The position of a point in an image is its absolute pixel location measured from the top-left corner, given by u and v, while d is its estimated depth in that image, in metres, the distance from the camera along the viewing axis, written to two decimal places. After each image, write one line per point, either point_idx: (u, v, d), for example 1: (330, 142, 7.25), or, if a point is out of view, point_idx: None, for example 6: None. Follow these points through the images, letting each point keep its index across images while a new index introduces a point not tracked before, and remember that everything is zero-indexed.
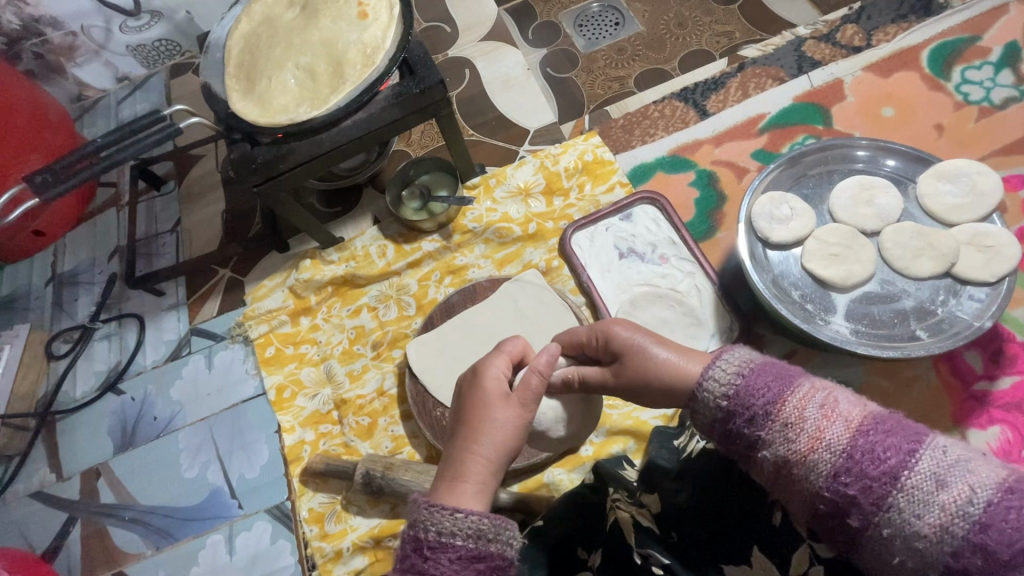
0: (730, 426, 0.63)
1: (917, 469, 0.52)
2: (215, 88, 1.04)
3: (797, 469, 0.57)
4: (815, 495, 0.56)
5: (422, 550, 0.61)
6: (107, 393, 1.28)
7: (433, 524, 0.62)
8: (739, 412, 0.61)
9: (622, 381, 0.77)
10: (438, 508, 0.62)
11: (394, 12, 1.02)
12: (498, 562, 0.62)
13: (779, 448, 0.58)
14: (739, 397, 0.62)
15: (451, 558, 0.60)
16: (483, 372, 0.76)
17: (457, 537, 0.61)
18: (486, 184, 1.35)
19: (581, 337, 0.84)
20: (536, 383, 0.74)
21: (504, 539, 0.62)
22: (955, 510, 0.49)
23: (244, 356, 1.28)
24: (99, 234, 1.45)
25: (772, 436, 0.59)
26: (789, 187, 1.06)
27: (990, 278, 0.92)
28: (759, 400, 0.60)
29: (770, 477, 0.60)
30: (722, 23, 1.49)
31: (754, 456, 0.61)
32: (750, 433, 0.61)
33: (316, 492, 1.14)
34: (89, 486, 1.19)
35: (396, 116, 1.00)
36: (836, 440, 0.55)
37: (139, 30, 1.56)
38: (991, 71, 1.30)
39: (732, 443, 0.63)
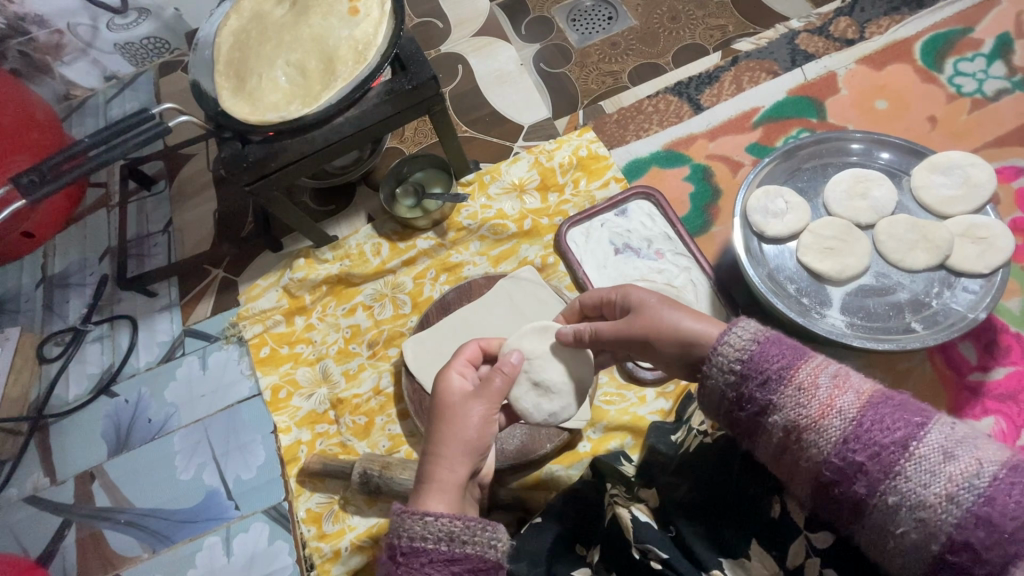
0: (739, 392, 0.62)
1: (926, 440, 0.52)
2: (204, 86, 1.02)
3: (807, 433, 0.57)
4: (822, 462, 0.56)
5: (395, 556, 0.62)
6: (100, 397, 1.27)
7: (406, 531, 0.63)
8: (753, 376, 0.61)
9: (637, 333, 0.76)
10: (410, 514, 0.63)
11: (385, 7, 1.01)
12: (477, 564, 0.62)
13: (790, 413, 0.58)
14: (753, 362, 0.61)
15: (424, 561, 0.61)
16: (442, 378, 0.75)
17: (430, 541, 0.62)
18: (480, 180, 1.34)
19: (602, 294, 0.84)
20: (498, 383, 0.74)
21: (483, 540, 0.62)
22: (962, 481, 0.50)
23: (239, 356, 1.27)
24: (89, 235, 1.44)
25: (782, 401, 0.59)
26: (784, 181, 1.06)
27: (984, 270, 0.92)
28: (773, 364, 0.60)
29: (776, 446, 0.59)
30: (716, 16, 1.48)
31: (761, 423, 0.61)
32: (761, 399, 0.60)
33: (313, 492, 1.13)
34: (84, 490, 1.18)
35: (387, 113, 0.99)
36: (847, 408, 0.56)
37: (127, 27, 1.55)
38: (983, 63, 1.30)
39: (740, 411, 0.62)
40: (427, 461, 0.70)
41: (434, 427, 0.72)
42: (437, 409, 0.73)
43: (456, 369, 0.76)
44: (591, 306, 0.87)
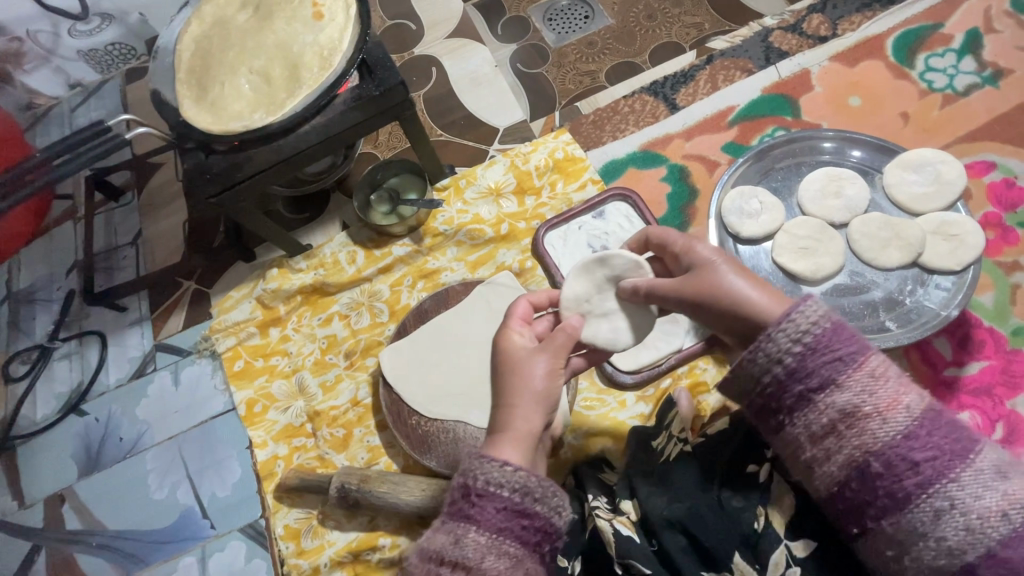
0: (801, 366, 0.60)
1: (981, 456, 0.56)
2: (165, 95, 0.99)
3: (868, 420, 0.58)
4: (877, 452, 0.57)
5: (469, 496, 0.64)
6: (70, 415, 1.23)
7: (483, 474, 0.64)
8: (821, 353, 0.60)
9: (688, 294, 0.74)
10: (489, 460, 0.65)
11: (350, 11, 0.98)
12: (543, 524, 0.65)
13: (855, 397, 0.58)
14: (822, 340, 0.60)
15: (497, 507, 0.63)
16: (503, 339, 0.79)
17: (506, 489, 0.64)
18: (456, 185, 1.32)
19: (669, 240, 0.80)
20: (562, 338, 0.77)
21: (551, 503, 0.65)
22: (1013, 499, 0.53)
23: (213, 370, 1.24)
24: (56, 249, 1.39)
25: (848, 383, 0.59)
26: (758, 181, 1.05)
27: (956, 267, 0.93)
28: (842, 348, 0.60)
29: (825, 426, 0.59)
30: (692, 14, 1.47)
31: (813, 402, 0.60)
32: (825, 376, 0.59)
33: (291, 508, 1.11)
34: (54, 513, 1.15)
35: (355, 120, 0.96)
36: (913, 409, 0.58)
37: (90, 33, 1.50)
38: (953, 58, 1.30)
39: (792, 387, 0.61)
40: (502, 412, 0.73)
41: (503, 381, 0.75)
42: (503, 365, 0.76)
43: (515, 328, 0.80)
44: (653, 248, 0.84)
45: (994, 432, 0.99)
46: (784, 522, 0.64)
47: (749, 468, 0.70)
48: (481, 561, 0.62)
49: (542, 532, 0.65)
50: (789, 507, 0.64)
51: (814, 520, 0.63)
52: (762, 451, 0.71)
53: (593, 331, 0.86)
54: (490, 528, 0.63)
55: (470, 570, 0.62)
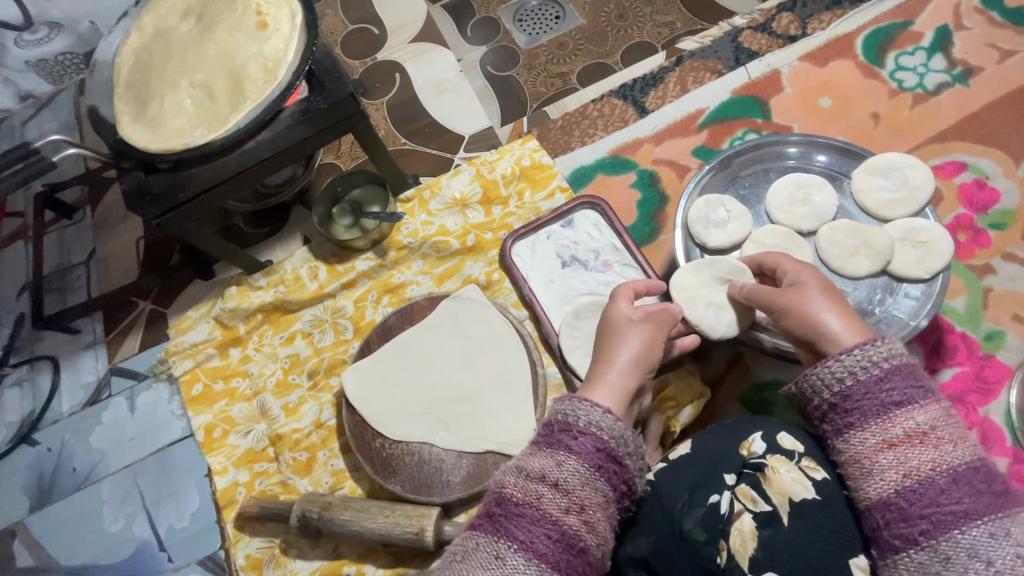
0: (882, 380, 0.62)
1: None
2: (103, 111, 0.94)
3: (937, 440, 0.58)
4: (942, 470, 0.57)
5: (570, 430, 0.65)
6: (21, 446, 1.18)
7: (585, 414, 0.66)
8: (903, 373, 0.62)
9: (780, 302, 0.76)
10: (591, 403, 0.67)
11: (296, 20, 0.94)
12: (629, 480, 0.65)
13: (932, 419, 0.60)
14: (904, 363, 0.63)
15: (596, 447, 0.64)
16: (611, 307, 0.83)
17: (606, 431, 0.65)
18: (420, 196, 1.28)
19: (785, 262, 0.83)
20: (669, 317, 0.82)
21: (639, 457, 0.67)
22: None
23: (170, 395, 1.19)
24: (5, 270, 1.33)
25: (926, 405, 0.60)
26: (724, 189, 1.03)
27: (924, 275, 0.91)
28: (919, 377, 0.62)
29: (898, 439, 0.60)
30: (663, 13, 1.44)
31: (890, 413, 0.61)
32: (901, 394, 0.61)
33: (252, 537, 1.07)
34: (4, 549, 1.10)
35: (304, 134, 0.92)
36: (976, 447, 0.59)
37: (37, 43, 1.44)
38: (924, 56, 1.28)
39: (870, 399, 0.62)
40: (598, 369, 0.76)
41: (607, 343, 0.79)
42: (608, 330, 0.80)
43: (622, 299, 0.84)
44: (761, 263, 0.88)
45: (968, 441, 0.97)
46: (748, 556, 0.63)
47: (712, 498, 0.68)
48: (578, 489, 0.61)
49: (629, 482, 0.66)
50: (752, 539, 0.64)
51: (777, 554, 0.63)
52: (723, 480, 0.69)
53: (698, 316, 0.91)
54: (590, 462, 0.63)
55: (568, 494, 0.61)
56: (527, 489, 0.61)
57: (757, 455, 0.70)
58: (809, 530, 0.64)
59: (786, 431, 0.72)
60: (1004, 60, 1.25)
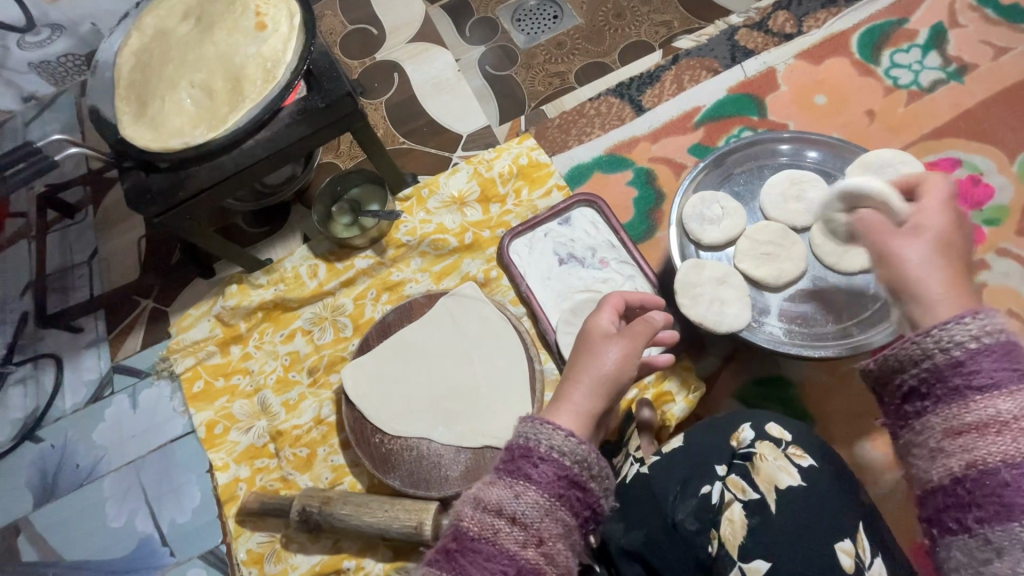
0: (959, 363, 0.53)
1: None
2: (104, 111, 0.95)
3: (1018, 431, 0.49)
4: (1015, 461, 0.48)
5: (531, 456, 0.61)
6: (25, 442, 1.19)
7: (547, 438, 0.62)
8: (991, 355, 0.52)
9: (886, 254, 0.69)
10: (553, 425, 0.63)
11: (294, 21, 0.95)
12: (593, 501, 0.63)
13: (1014, 411, 0.50)
14: (997, 344, 0.52)
15: (559, 472, 0.61)
16: (591, 319, 0.77)
17: (569, 457, 0.62)
18: (418, 195, 1.29)
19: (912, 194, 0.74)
20: (645, 329, 0.74)
21: (602, 479, 0.65)
22: None
23: (172, 392, 1.20)
24: (9, 270, 1.35)
25: (1016, 391, 0.50)
26: (718, 186, 1.04)
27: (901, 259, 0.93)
28: (1021, 363, 0.51)
29: (960, 428, 0.52)
30: (661, 12, 1.45)
31: (969, 399, 0.51)
32: (987, 376, 0.51)
33: (253, 532, 1.08)
34: (9, 544, 1.12)
35: (302, 134, 0.93)
36: None
37: (40, 45, 1.45)
38: (919, 54, 1.29)
39: (937, 380, 0.54)
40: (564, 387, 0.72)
41: (576, 360, 0.74)
42: (581, 345, 0.75)
43: (603, 311, 0.78)
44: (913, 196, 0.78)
45: None
46: (737, 544, 0.64)
47: (704, 488, 0.70)
48: (538, 522, 0.58)
49: (591, 507, 0.63)
50: (742, 527, 0.65)
51: (769, 543, 0.63)
52: (714, 471, 0.71)
53: (699, 313, 0.93)
54: (551, 491, 0.59)
55: (527, 526, 0.58)
56: (484, 523, 0.58)
57: (746, 444, 0.71)
58: (799, 518, 0.63)
59: (773, 420, 0.73)
60: (999, 57, 1.26)
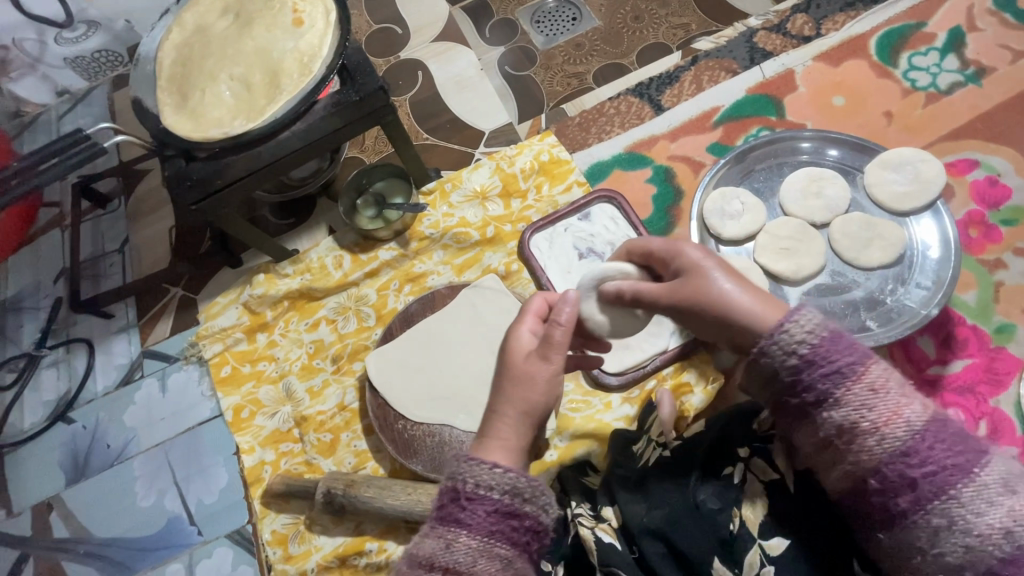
0: (798, 379, 0.62)
1: (988, 472, 0.55)
2: (146, 102, 0.99)
3: (865, 436, 0.59)
4: (872, 467, 0.59)
5: (459, 499, 0.62)
6: (57, 423, 1.23)
7: (473, 477, 0.62)
8: (817, 364, 0.61)
9: (678, 300, 0.71)
10: (477, 461, 0.63)
11: (330, 18, 0.99)
12: (533, 523, 0.63)
13: (850, 412, 0.60)
14: (819, 351, 0.61)
15: (488, 510, 0.61)
16: (511, 335, 0.73)
17: (495, 492, 0.61)
18: (441, 189, 1.32)
19: (655, 246, 0.77)
20: (560, 336, 0.68)
21: (540, 501, 0.63)
22: (1019, 516, 0.53)
23: (200, 377, 1.24)
24: (43, 257, 1.39)
25: (843, 394, 0.60)
26: (739, 182, 1.06)
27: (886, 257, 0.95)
28: (840, 359, 0.60)
29: (820, 441, 0.63)
30: (679, 15, 1.48)
31: (813, 413, 0.62)
32: (822, 390, 0.61)
33: (278, 513, 1.11)
34: (41, 521, 1.15)
35: (335, 126, 0.96)
36: (914, 419, 0.58)
37: (76, 41, 1.49)
38: (936, 57, 1.31)
39: (790, 399, 0.64)
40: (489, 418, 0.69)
41: (500, 386, 0.71)
42: (505, 366, 0.71)
43: (524, 324, 0.74)
44: (639, 257, 0.80)
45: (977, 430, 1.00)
46: (758, 522, 0.66)
47: (726, 471, 0.72)
48: (471, 566, 0.59)
49: (534, 529, 0.63)
50: (764, 508, 0.67)
51: (792, 521, 0.66)
52: (736, 452, 0.73)
53: None
54: (481, 532, 0.60)
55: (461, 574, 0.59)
56: None
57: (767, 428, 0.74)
58: (822, 505, 0.67)
59: None
60: (1017, 61, 1.27)
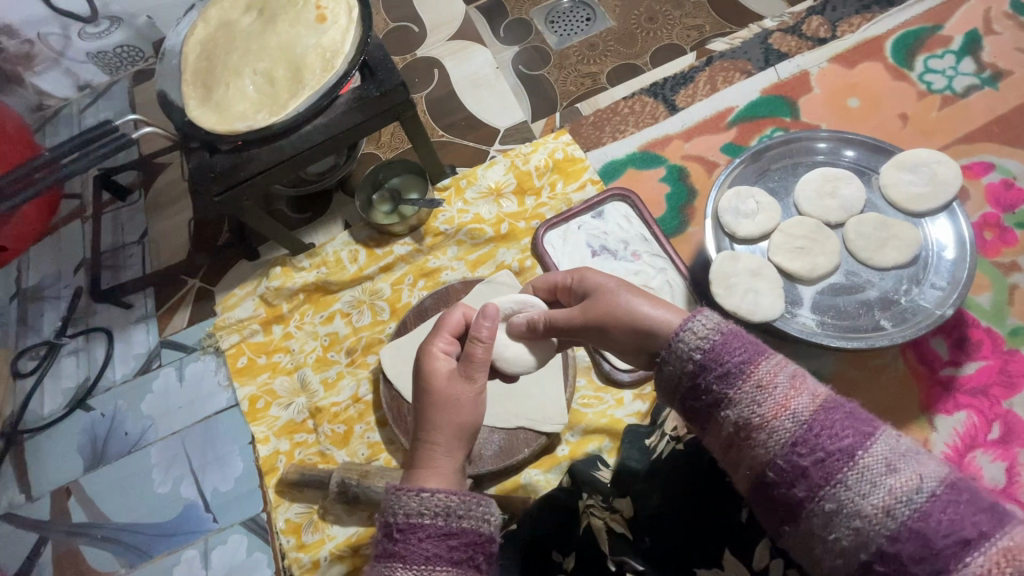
0: (696, 382, 0.61)
1: (872, 451, 0.52)
2: (171, 95, 1.01)
3: (759, 430, 0.56)
4: (767, 462, 0.56)
5: (392, 534, 0.61)
6: (76, 410, 1.25)
7: (402, 508, 0.61)
8: (711, 368, 0.60)
9: (588, 318, 0.76)
10: (404, 491, 0.62)
11: (353, 15, 1.00)
12: (473, 538, 0.61)
13: (744, 410, 0.58)
14: (714, 353, 0.60)
15: (422, 537, 0.60)
16: (425, 356, 0.75)
17: (426, 516, 0.60)
18: (456, 185, 1.33)
19: (557, 280, 0.84)
20: (481, 353, 0.72)
21: (478, 514, 0.61)
22: (901, 496, 0.49)
23: (216, 367, 1.26)
24: (64, 248, 1.41)
25: (737, 390, 0.58)
26: (754, 181, 1.07)
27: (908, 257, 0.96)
28: (733, 357, 0.59)
29: (725, 440, 0.60)
30: (693, 16, 1.48)
31: (715, 412, 0.60)
32: (717, 391, 0.60)
33: (292, 502, 1.13)
34: (60, 505, 1.17)
35: (356, 120, 0.98)
36: (801, 410, 0.55)
37: (99, 36, 1.52)
38: (953, 60, 1.31)
39: (696, 400, 0.62)
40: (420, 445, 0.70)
41: (425, 412, 0.71)
42: (426, 390, 0.72)
43: (439, 347, 0.75)
44: (547, 292, 0.87)
45: (990, 432, 1.00)
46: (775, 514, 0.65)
47: None
48: None
49: (475, 546, 0.61)
50: None
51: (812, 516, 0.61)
52: None
53: (735, 303, 0.95)
54: (418, 561, 0.58)
55: None
56: None
57: None
58: None
59: None
60: None
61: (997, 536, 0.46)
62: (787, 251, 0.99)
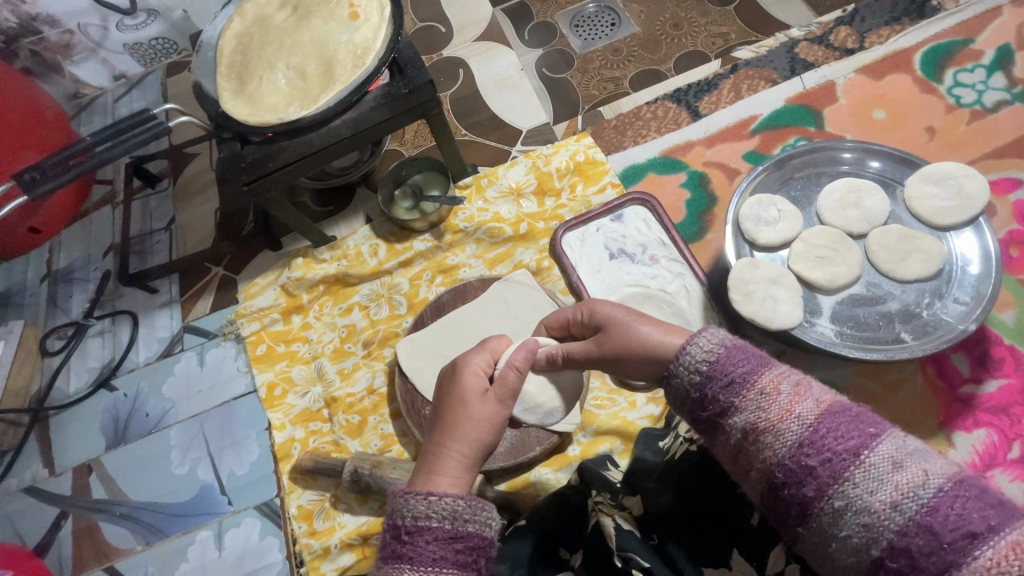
0: (703, 392, 0.63)
1: (878, 450, 0.52)
2: (205, 86, 1.04)
3: (766, 436, 0.57)
4: (775, 464, 0.56)
5: (400, 536, 0.61)
6: (100, 390, 1.28)
7: (410, 510, 0.62)
8: (717, 378, 0.62)
9: (604, 350, 0.76)
10: (412, 494, 0.63)
11: (385, 13, 1.03)
12: (477, 542, 0.62)
13: (750, 415, 0.58)
14: (718, 364, 0.62)
15: (428, 540, 0.61)
16: (461, 368, 0.76)
17: (433, 519, 0.61)
18: (477, 184, 1.35)
19: (568, 315, 0.85)
20: (513, 379, 0.73)
21: (481, 519, 0.63)
22: (907, 491, 0.49)
23: (236, 353, 1.28)
24: (94, 232, 1.46)
25: (743, 399, 0.59)
26: (776, 189, 1.07)
27: (927, 270, 0.95)
28: (736, 368, 0.61)
29: (733, 447, 0.60)
30: (719, 24, 1.48)
31: (721, 420, 0.61)
32: (723, 400, 0.61)
33: (305, 489, 1.15)
34: (81, 481, 1.20)
35: (384, 116, 0.99)
36: (805, 414, 0.56)
37: (136, 28, 1.56)
38: (983, 74, 1.29)
39: (703, 410, 0.63)
40: (437, 446, 0.71)
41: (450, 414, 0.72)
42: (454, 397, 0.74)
43: (471, 363, 0.76)
44: (559, 328, 0.87)
45: (1010, 451, 0.98)
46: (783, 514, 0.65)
47: None
48: None
49: (478, 549, 0.62)
50: None
51: None
52: None
53: (752, 310, 0.95)
54: (422, 565, 0.59)
55: None
56: None
57: None
58: None
59: None
60: None
61: (1006, 530, 0.45)
62: (807, 261, 0.99)
